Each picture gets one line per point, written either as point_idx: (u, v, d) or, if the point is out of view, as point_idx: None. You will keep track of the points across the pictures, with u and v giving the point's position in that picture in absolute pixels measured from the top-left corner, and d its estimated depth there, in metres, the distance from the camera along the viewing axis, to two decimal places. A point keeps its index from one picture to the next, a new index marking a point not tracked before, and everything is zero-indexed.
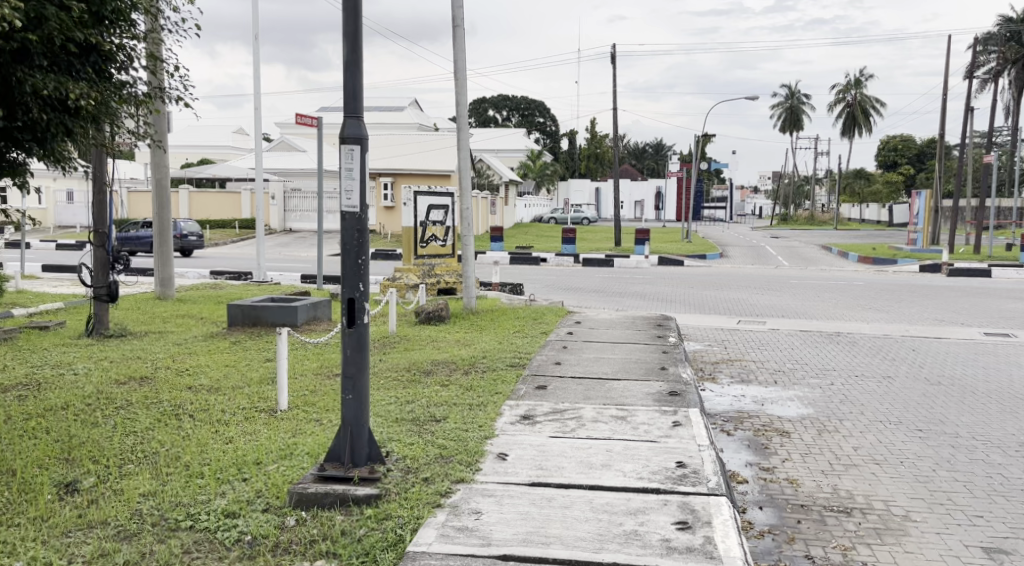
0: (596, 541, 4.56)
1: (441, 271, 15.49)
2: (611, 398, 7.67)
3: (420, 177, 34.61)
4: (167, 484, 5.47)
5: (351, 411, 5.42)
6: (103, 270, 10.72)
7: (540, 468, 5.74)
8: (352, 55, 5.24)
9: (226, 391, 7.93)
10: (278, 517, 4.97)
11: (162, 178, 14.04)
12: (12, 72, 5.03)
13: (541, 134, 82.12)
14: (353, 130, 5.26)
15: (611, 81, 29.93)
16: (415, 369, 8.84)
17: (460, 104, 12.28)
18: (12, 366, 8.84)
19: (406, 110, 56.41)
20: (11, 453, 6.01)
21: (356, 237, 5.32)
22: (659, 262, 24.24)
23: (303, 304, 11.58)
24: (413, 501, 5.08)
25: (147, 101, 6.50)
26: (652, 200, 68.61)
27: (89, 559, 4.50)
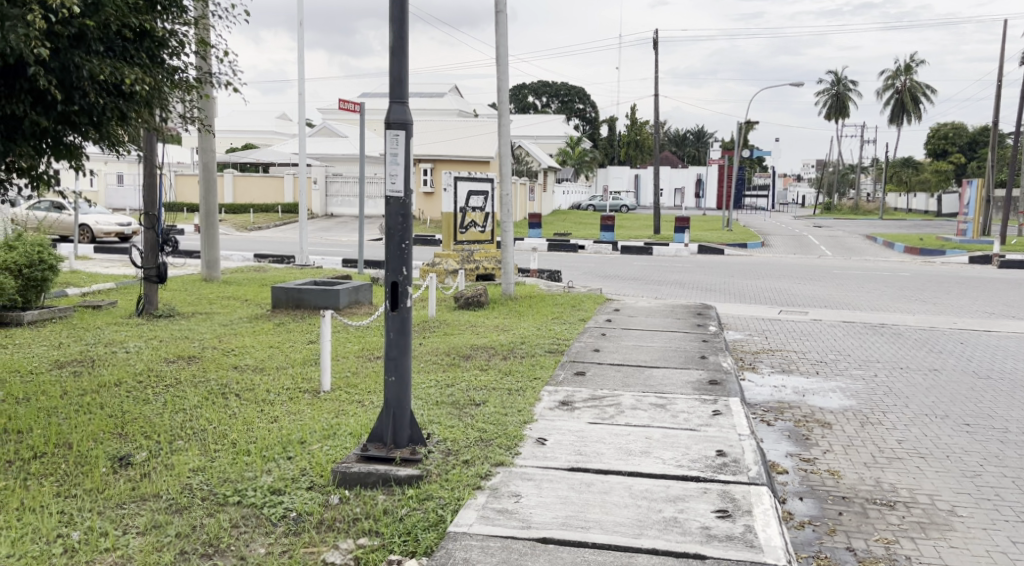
0: (636, 527, 4.59)
1: (480, 257, 15.61)
2: (650, 386, 7.67)
3: (460, 163, 34.68)
4: (216, 460, 5.61)
5: (392, 393, 5.49)
6: (153, 253, 10.96)
7: (579, 453, 5.78)
8: (399, 41, 5.29)
9: (270, 371, 8.09)
10: (322, 494, 5.07)
11: (209, 162, 14.25)
12: (70, 58, 5.16)
13: (581, 121, 81.70)
14: (397, 115, 5.31)
15: (654, 66, 29.66)
16: (455, 353, 8.92)
17: (502, 90, 12.30)
18: (67, 343, 9.10)
19: (446, 96, 56.58)
20: (67, 427, 6.20)
21: (401, 222, 5.38)
22: (700, 251, 24.06)
23: (345, 288, 11.71)
24: (453, 483, 5.14)
25: (198, 87, 6.62)
26: (692, 188, 67.96)
27: (143, 530, 4.64)
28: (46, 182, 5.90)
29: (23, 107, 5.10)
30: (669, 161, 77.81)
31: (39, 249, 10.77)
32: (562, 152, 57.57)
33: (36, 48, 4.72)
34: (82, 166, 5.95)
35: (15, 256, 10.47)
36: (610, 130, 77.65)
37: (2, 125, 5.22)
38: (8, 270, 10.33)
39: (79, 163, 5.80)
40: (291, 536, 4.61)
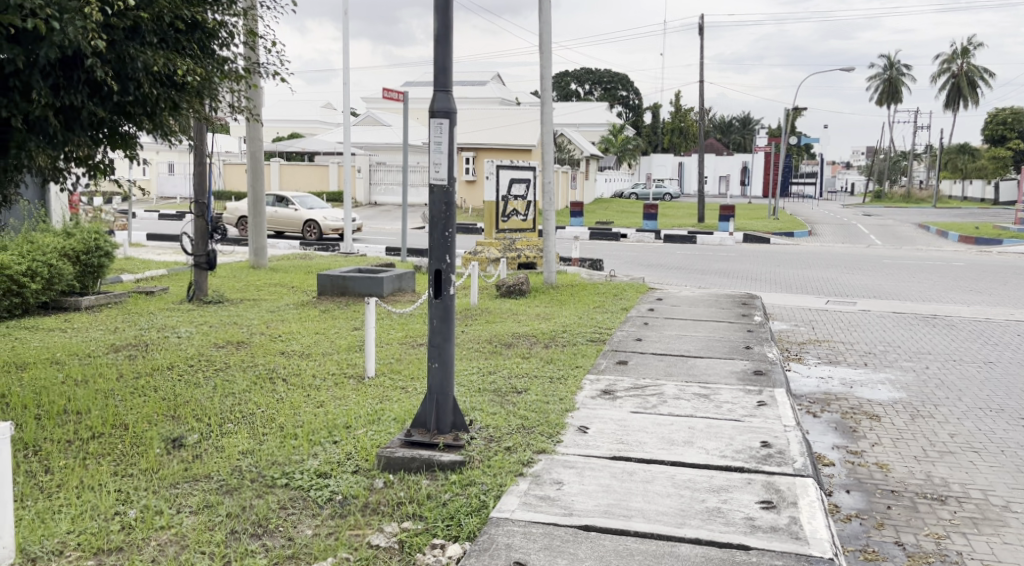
0: (679, 516, 4.60)
1: (522, 245, 15.62)
2: (694, 376, 7.65)
3: (503, 152, 34.68)
4: (264, 444, 5.74)
5: (436, 379, 5.56)
6: (203, 240, 11.21)
7: (621, 442, 5.80)
8: (443, 29, 5.33)
9: (316, 356, 8.24)
10: (367, 478, 5.16)
11: (257, 151, 14.46)
12: (124, 49, 5.28)
13: (625, 108, 81.05)
14: (442, 104, 5.35)
15: (700, 53, 29.31)
16: (497, 341, 8.99)
17: (545, 77, 12.28)
18: (122, 327, 9.37)
19: (489, 84, 56.67)
20: (122, 409, 6.40)
21: (444, 210, 5.43)
22: (745, 240, 23.82)
23: (389, 276, 11.84)
24: (496, 469, 5.21)
25: (246, 77, 6.73)
26: (738, 176, 67.10)
27: (196, 509, 4.78)
28: (102, 170, 6.06)
29: (81, 98, 5.24)
30: (714, 149, 76.91)
31: (95, 236, 11.07)
32: (606, 140, 57.15)
33: (93, 40, 4.83)
34: (136, 155, 6.09)
35: (73, 243, 10.76)
36: (654, 117, 76.93)
37: (61, 115, 5.34)
38: (67, 257, 10.63)
39: (133, 153, 5.93)
40: (337, 519, 4.71)
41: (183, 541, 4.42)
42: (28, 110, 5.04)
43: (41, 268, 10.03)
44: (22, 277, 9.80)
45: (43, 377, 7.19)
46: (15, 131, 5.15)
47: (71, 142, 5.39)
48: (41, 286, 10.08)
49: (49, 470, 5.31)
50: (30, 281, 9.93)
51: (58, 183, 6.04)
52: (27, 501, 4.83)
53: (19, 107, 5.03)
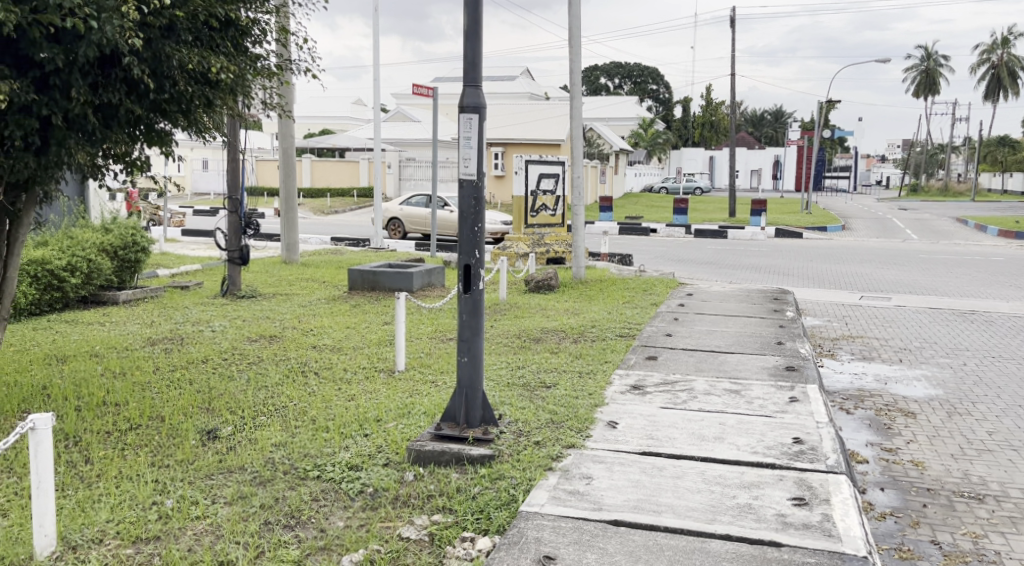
0: (709, 512, 4.60)
1: (551, 240, 15.59)
2: (724, 371, 7.63)
3: (532, 146, 34.66)
4: (296, 436, 5.82)
5: (465, 373, 5.59)
6: (236, 235, 11.36)
7: (651, 438, 5.80)
8: (473, 24, 5.35)
9: (347, 350, 8.32)
10: (397, 471, 5.22)
11: (289, 147, 14.59)
12: (160, 48, 5.38)
13: (655, 102, 80.52)
14: (471, 99, 5.38)
15: (731, 45, 29.02)
16: (526, 336, 9.01)
17: (574, 71, 12.27)
18: (158, 321, 9.53)
19: (519, 79, 56.68)
20: (159, 401, 6.51)
21: (473, 205, 5.46)
22: (777, 234, 23.63)
23: (419, 271, 11.91)
24: (525, 463, 5.24)
25: (279, 74, 6.81)
26: (770, 170, 66.40)
27: (230, 500, 4.86)
28: (139, 167, 6.15)
29: (118, 95, 5.34)
30: (745, 142, 76.23)
31: (132, 231, 11.25)
32: (636, 134, 56.73)
33: (130, 38, 4.91)
34: (171, 152, 6.18)
35: (111, 238, 10.94)
36: (685, 111, 76.35)
37: (99, 112, 5.43)
38: (105, 252, 10.82)
39: (168, 149, 6.01)
40: (368, 511, 4.76)
41: (218, 531, 4.50)
42: (67, 108, 5.13)
43: (80, 263, 10.24)
44: (62, 271, 9.99)
45: (82, 369, 7.35)
46: (55, 128, 5.24)
47: (109, 139, 5.47)
48: (80, 281, 10.27)
49: (89, 460, 5.43)
50: (70, 276, 10.12)
51: (96, 179, 6.14)
52: (68, 490, 4.95)
53: (59, 104, 5.12)
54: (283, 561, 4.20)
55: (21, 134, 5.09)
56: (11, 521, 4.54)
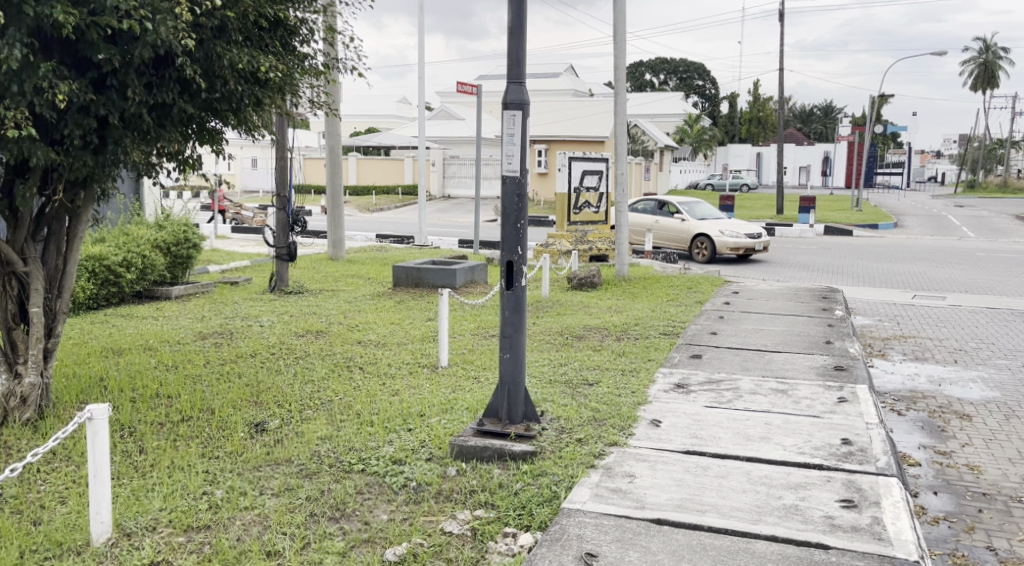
0: (754, 513, 4.58)
1: (595, 237, 15.57)
2: (771, 370, 7.56)
3: (576, 143, 34.63)
4: (341, 430, 5.91)
5: (507, 369, 5.62)
6: (284, 232, 11.54)
7: (695, 437, 5.78)
8: (517, 21, 5.38)
9: (392, 346, 8.42)
10: (440, 467, 5.27)
11: (335, 145, 14.77)
12: (211, 48, 5.49)
13: (701, 98, 79.73)
14: (515, 96, 5.40)
15: (780, 38, 28.57)
16: (569, 334, 9.02)
17: (618, 68, 12.22)
18: (209, 316, 9.74)
19: (562, 76, 56.68)
20: (209, 394, 6.66)
21: (516, 202, 5.49)
22: (826, 232, 23.27)
23: (462, 268, 11.99)
24: (568, 460, 5.25)
25: (326, 72, 6.89)
26: (819, 166, 65.36)
27: (277, 492, 4.96)
28: (191, 165, 6.28)
29: (172, 95, 5.47)
30: (794, 139, 75.15)
31: (184, 228, 11.50)
32: (680, 131, 56.25)
33: (183, 39, 5.03)
34: (222, 150, 6.31)
35: (165, 235, 11.20)
36: (732, 106, 75.48)
37: (153, 111, 5.56)
38: (159, 248, 11.08)
39: (219, 148, 6.13)
40: (411, 505, 4.83)
41: (266, 521, 4.60)
42: (123, 108, 5.27)
43: (136, 258, 10.51)
44: (118, 267, 10.26)
45: (137, 362, 7.54)
46: (111, 128, 5.38)
47: (163, 137, 5.59)
48: (135, 277, 10.53)
49: (143, 450, 5.58)
50: (126, 271, 10.40)
51: (151, 177, 6.29)
52: (123, 479, 5.10)
53: (115, 104, 5.26)
54: (329, 553, 4.27)
55: (80, 133, 5.25)
56: (69, 508, 4.68)
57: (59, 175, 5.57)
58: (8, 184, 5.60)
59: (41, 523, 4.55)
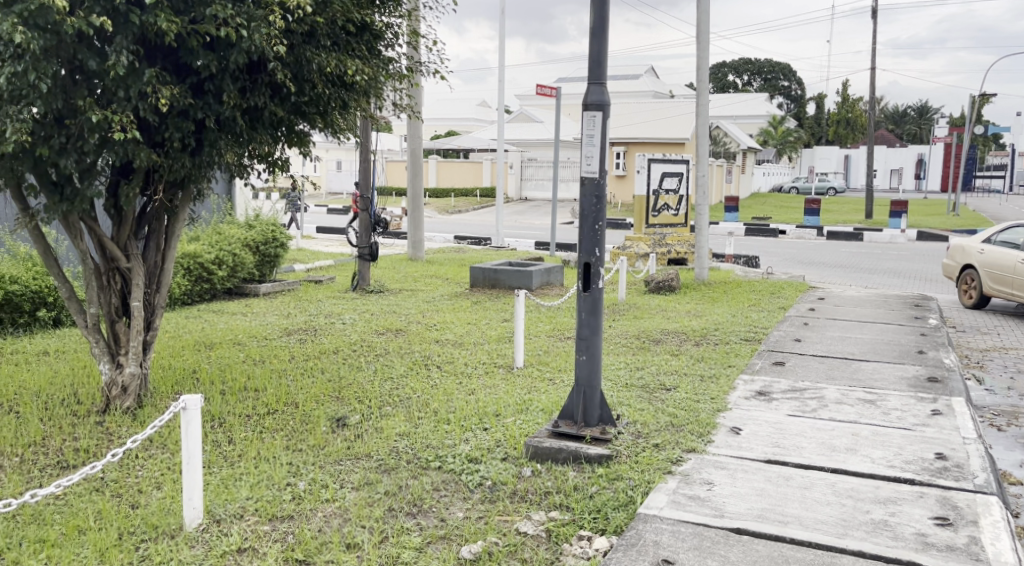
0: (840, 526, 4.49)
1: (673, 241, 15.40)
2: (858, 380, 7.36)
3: (656, 145, 34.34)
4: (419, 427, 6.03)
5: (583, 370, 5.63)
6: (366, 232, 11.79)
7: (777, 446, 5.69)
8: (599, 22, 5.39)
9: (468, 345, 8.53)
10: (515, 467, 5.32)
11: (415, 148, 14.99)
12: (301, 52, 5.65)
13: (786, 99, 78.06)
14: (596, 96, 5.42)
15: (872, 36, 27.70)
16: (646, 338, 8.98)
17: (699, 69, 12.09)
18: (294, 313, 10.03)
19: (642, 77, 56.31)
20: (294, 388, 6.87)
21: (595, 204, 5.50)
22: (921, 236, 22.44)
23: (538, 269, 12.04)
24: (644, 465, 5.24)
25: (410, 76, 7.02)
26: (911, 169, 63.09)
27: (357, 485, 5.08)
28: (280, 166, 6.46)
29: (263, 99, 5.66)
30: (884, 140, 72.84)
31: (272, 229, 11.90)
32: (764, 133, 55.20)
33: (276, 45, 5.20)
34: (309, 152, 6.50)
35: (254, 235, 11.59)
36: (818, 107, 73.59)
37: (246, 115, 5.76)
38: (248, 247, 11.46)
39: (307, 150, 6.30)
40: (486, 503, 4.88)
41: (346, 514, 4.72)
42: (219, 112, 5.51)
43: (227, 257, 10.90)
44: (211, 264, 10.65)
45: (226, 356, 7.81)
46: (207, 131, 5.61)
47: (254, 140, 5.79)
48: (226, 274, 10.90)
49: (232, 440, 5.79)
50: (218, 268, 10.78)
51: (242, 179, 6.50)
52: (213, 467, 5.31)
53: (212, 108, 5.49)
54: (407, 548, 4.36)
55: (179, 136, 5.50)
56: (164, 493, 4.89)
57: (159, 176, 5.84)
58: (113, 184, 5.89)
59: (138, 506, 4.77)
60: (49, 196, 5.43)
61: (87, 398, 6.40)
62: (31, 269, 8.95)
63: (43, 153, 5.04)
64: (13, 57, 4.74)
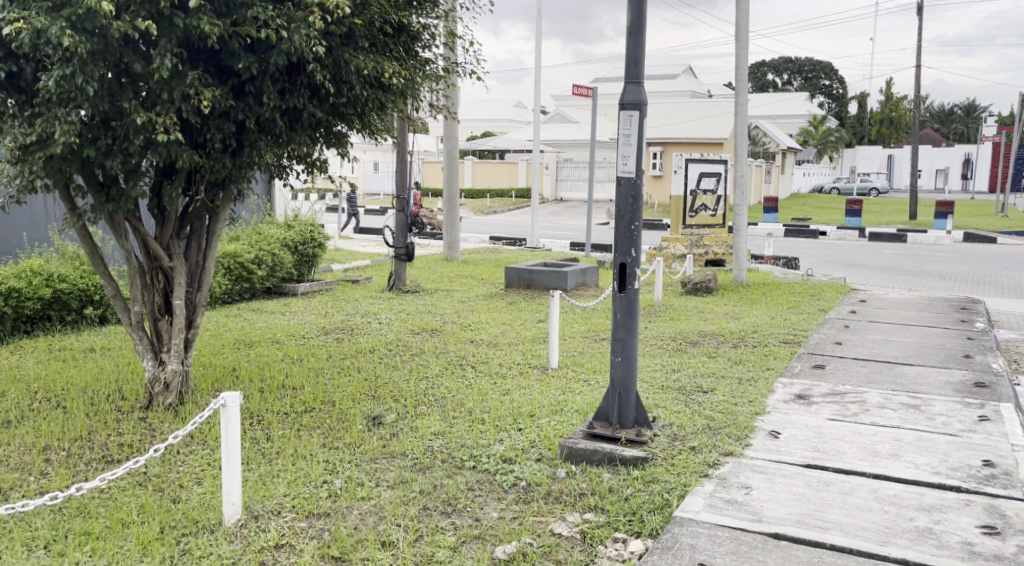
0: (883, 533, 4.41)
1: (710, 242, 15.27)
2: (901, 384, 7.23)
3: (694, 146, 34.07)
4: (454, 426, 6.04)
5: (619, 372, 5.60)
6: (402, 232, 11.85)
7: (817, 450, 5.61)
8: (637, 21, 5.35)
9: (503, 346, 8.52)
10: (550, 467, 5.31)
11: (452, 149, 15.04)
12: (339, 53, 5.67)
13: (827, 98, 77.00)
14: (633, 96, 5.39)
15: (916, 33, 27.22)
16: (683, 339, 8.90)
17: (738, 68, 11.97)
18: (331, 312, 10.10)
19: (680, 77, 55.95)
20: (331, 387, 6.92)
21: (632, 203, 5.46)
22: (967, 238, 21.95)
23: (573, 270, 12.00)
24: (680, 468, 5.19)
25: (446, 77, 7.02)
26: (957, 169, 61.83)
27: (392, 484, 5.10)
28: (318, 167, 6.49)
29: (302, 100, 5.71)
30: (928, 140, 71.61)
31: (310, 229, 12.01)
32: (804, 133, 54.53)
33: (315, 47, 5.23)
34: (347, 153, 6.52)
35: (292, 235, 11.71)
36: (859, 106, 72.49)
37: (285, 115, 5.81)
38: (287, 247, 11.59)
39: (345, 151, 6.33)
40: (521, 504, 4.87)
41: (382, 512, 4.73)
42: (259, 113, 5.56)
43: (266, 256, 11.02)
44: (250, 264, 10.77)
45: (265, 354, 7.90)
46: (247, 131, 5.67)
47: (294, 140, 5.83)
48: (265, 273, 11.03)
49: (270, 438, 5.85)
50: (257, 268, 10.90)
51: (282, 179, 6.56)
52: (251, 464, 5.36)
53: (252, 110, 5.55)
54: (441, 547, 4.37)
55: (221, 137, 5.56)
56: (204, 489, 4.95)
57: (201, 176, 5.91)
58: (156, 184, 5.97)
59: (179, 501, 4.83)
60: (95, 196, 5.53)
61: (131, 395, 6.50)
62: (79, 268, 9.13)
63: (90, 155, 5.13)
64: (61, 60, 4.83)
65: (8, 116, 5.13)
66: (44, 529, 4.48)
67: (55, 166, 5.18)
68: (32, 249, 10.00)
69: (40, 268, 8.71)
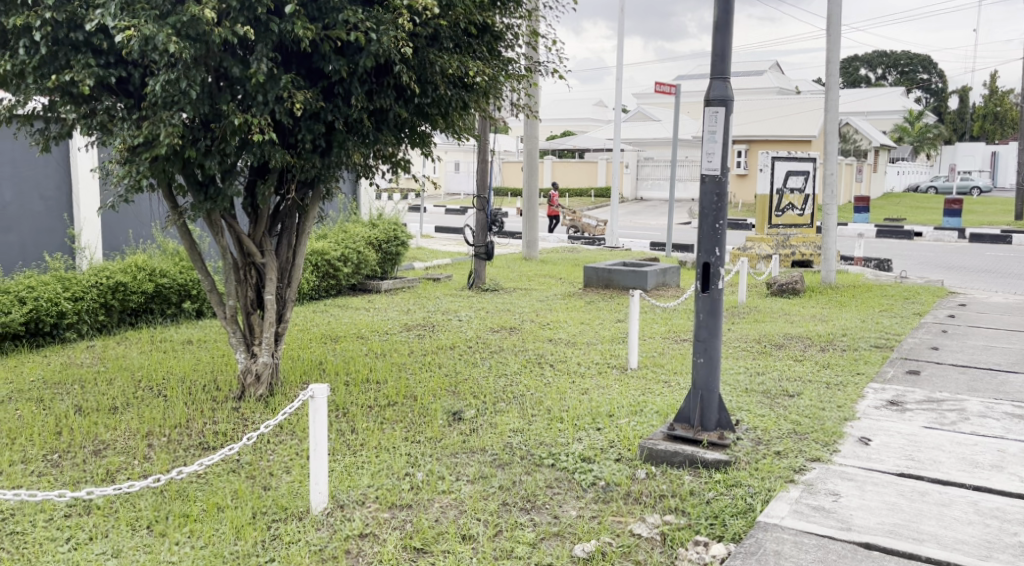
0: (984, 548, 4.24)
1: (797, 242, 14.93)
2: (1003, 393, 6.93)
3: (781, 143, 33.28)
4: (533, 424, 6.05)
5: (701, 374, 5.52)
6: (483, 231, 11.95)
7: (911, 459, 5.43)
8: (723, 16, 5.27)
9: (582, 345, 8.50)
10: (629, 468, 5.28)
11: (532, 149, 15.13)
12: (425, 54, 5.77)
13: (924, 94, 74.19)
14: (719, 91, 5.32)
15: None
16: (768, 342, 8.73)
17: (829, 63, 11.63)
18: (413, 309, 10.26)
19: (767, 73, 54.77)
20: (412, 382, 7.05)
21: (715, 202, 5.40)
22: None
23: (654, 270, 11.89)
24: (764, 473, 5.09)
25: (529, 76, 7.02)
26: None
27: (473, 479, 5.15)
28: (403, 167, 6.59)
29: (389, 101, 5.83)
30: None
31: (393, 227, 12.23)
32: (898, 130, 52.66)
33: (402, 48, 5.33)
34: (430, 153, 6.61)
35: (376, 233, 11.94)
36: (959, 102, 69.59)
37: (372, 116, 5.93)
38: (371, 245, 11.82)
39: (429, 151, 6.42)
40: (600, 503, 4.86)
41: (462, 506, 4.79)
42: (348, 114, 5.71)
43: (351, 254, 11.26)
44: (337, 261, 11.02)
45: (350, 349, 8.07)
46: (336, 132, 5.80)
47: (380, 140, 5.95)
48: (350, 271, 11.27)
49: (354, 430, 5.97)
50: (343, 265, 11.14)
51: (368, 179, 6.68)
52: (337, 454, 5.50)
53: (340, 111, 5.70)
54: (521, 543, 4.39)
55: (311, 138, 5.72)
56: (293, 477, 5.10)
57: (292, 175, 6.09)
58: (251, 183, 6.17)
59: (270, 488, 4.99)
60: (195, 195, 5.76)
61: (225, 385, 6.74)
62: (178, 264, 9.49)
63: (192, 156, 5.33)
64: (167, 64, 5.04)
65: (117, 119, 5.38)
66: (147, 510, 4.69)
67: (159, 166, 5.40)
68: (135, 246, 10.46)
69: (143, 263, 9.10)
